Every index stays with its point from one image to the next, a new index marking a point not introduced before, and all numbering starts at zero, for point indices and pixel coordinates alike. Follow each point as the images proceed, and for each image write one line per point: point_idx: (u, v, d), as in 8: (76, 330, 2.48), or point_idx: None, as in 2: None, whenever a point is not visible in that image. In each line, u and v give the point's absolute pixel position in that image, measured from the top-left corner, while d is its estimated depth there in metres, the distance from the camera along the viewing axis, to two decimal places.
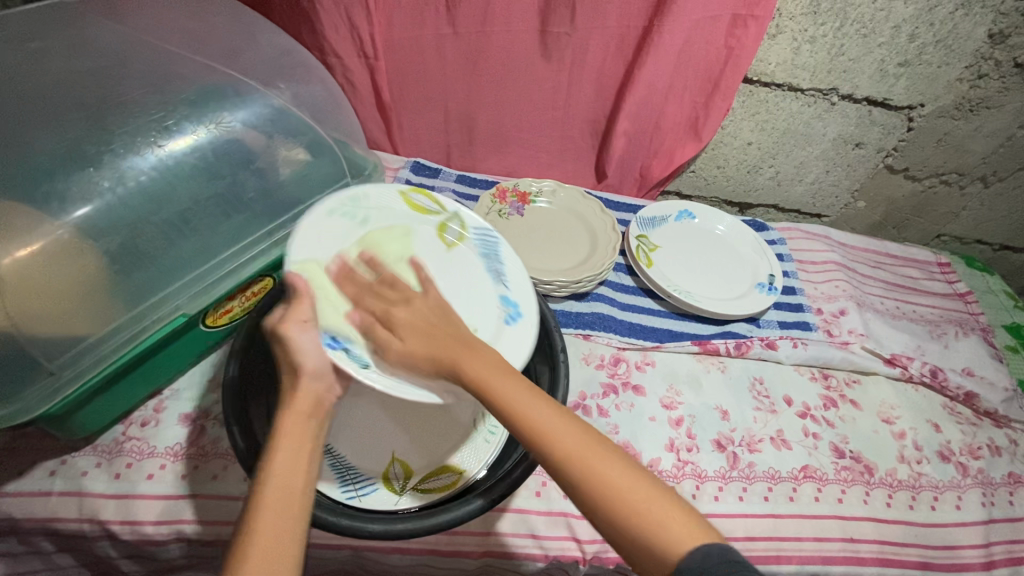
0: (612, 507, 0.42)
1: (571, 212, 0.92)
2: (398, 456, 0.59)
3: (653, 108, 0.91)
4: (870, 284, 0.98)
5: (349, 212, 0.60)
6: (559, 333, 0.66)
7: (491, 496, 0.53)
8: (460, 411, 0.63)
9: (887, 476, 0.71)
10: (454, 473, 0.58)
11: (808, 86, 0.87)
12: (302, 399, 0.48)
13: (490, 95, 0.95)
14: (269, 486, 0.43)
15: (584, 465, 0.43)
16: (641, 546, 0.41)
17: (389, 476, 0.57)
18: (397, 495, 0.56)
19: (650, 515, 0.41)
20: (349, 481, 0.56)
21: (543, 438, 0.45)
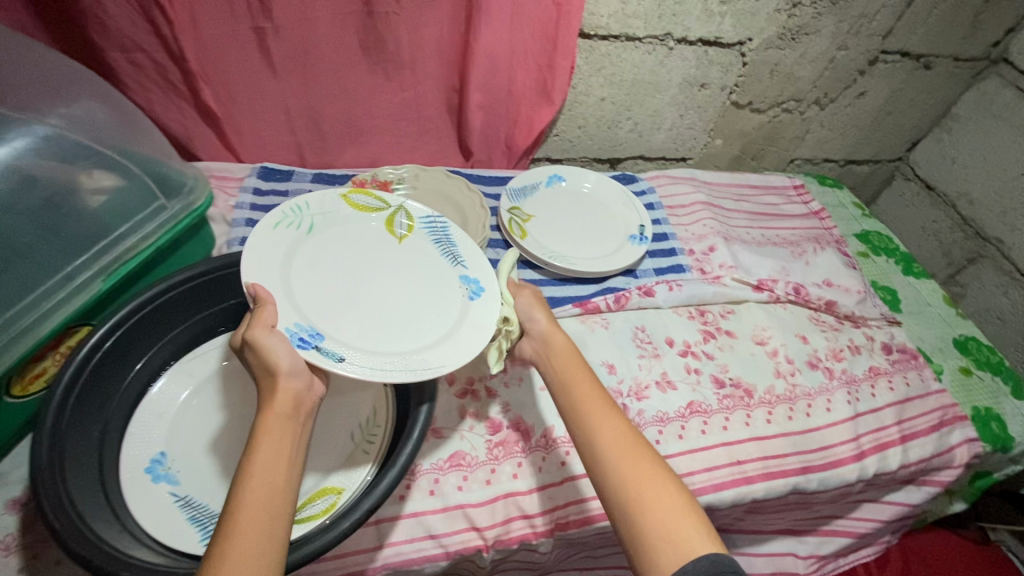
0: (637, 503, 0.49)
1: (436, 193, 0.88)
2: None
3: (500, 76, 0.88)
4: (735, 217, 1.03)
5: (293, 222, 0.61)
6: None
7: (355, 515, 0.48)
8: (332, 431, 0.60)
9: (765, 394, 0.75)
10: (333, 494, 0.55)
11: (644, 34, 0.88)
12: (283, 403, 0.46)
13: (330, 85, 0.89)
14: (251, 498, 0.41)
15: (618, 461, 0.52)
16: (659, 535, 0.48)
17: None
18: None
19: (672, 522, 0.48)
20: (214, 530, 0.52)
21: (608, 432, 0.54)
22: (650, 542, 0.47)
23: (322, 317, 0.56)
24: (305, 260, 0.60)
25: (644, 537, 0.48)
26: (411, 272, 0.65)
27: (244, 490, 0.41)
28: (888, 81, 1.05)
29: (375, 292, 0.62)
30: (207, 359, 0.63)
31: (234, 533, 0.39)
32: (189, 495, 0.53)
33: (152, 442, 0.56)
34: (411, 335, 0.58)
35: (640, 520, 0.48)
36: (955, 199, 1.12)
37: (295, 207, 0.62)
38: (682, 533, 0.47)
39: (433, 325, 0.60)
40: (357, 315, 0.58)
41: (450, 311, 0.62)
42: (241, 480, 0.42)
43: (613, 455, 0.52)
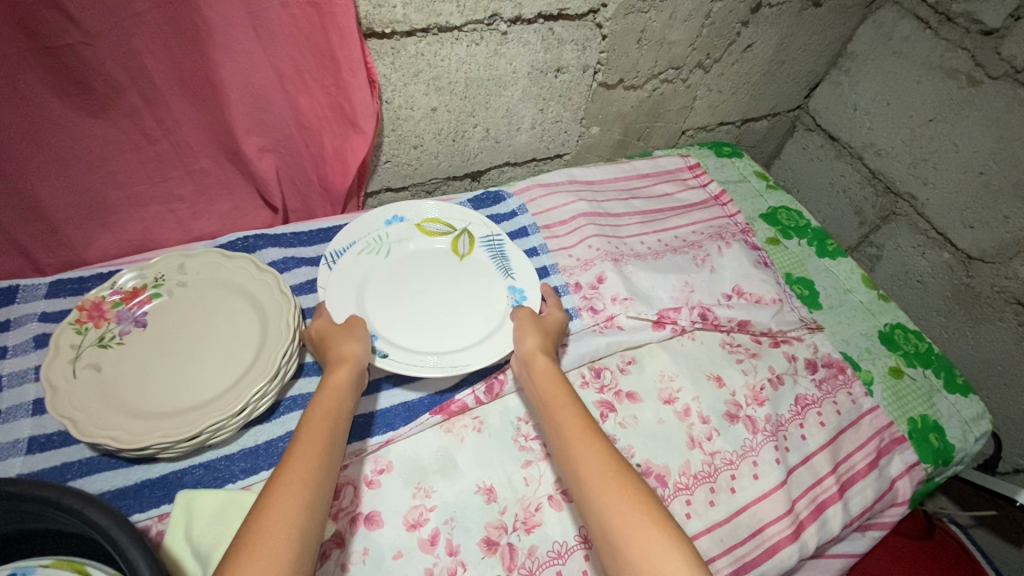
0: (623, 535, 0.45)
1: (219, 286, 0.64)
2: None
3: (273, 109, 0.65)
4: (627, 224, 0.85)
5: (374, 248, 0.70)
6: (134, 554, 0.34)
7: None
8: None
9: (680, 477, 0.61)
10: None
11: (463, 21, 0.65)
12: (337, 380, 0.54)
13: (31, 159, 0.59)
14: (297, 456, 0.46)
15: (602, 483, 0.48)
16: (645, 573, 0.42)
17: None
18: None
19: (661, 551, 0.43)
20: None
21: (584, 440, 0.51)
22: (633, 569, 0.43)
23: (382, 319, 0.65)
24: (377, 278, 0.69)
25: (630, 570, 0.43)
26: (465, 286, 0.70)
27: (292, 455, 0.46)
28: (776, 27, 0.88)
29: (424, 301, 0.68)
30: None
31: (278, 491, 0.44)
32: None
33: None
34: (457, 337, 0.65)
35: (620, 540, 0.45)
36: (861, 151, 1.00)
37: (376, 236, 0.71)
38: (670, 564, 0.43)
39: (477, 326, 0.66)
40: (415, 321, 0.66)
41: (493, 316, 0.67)
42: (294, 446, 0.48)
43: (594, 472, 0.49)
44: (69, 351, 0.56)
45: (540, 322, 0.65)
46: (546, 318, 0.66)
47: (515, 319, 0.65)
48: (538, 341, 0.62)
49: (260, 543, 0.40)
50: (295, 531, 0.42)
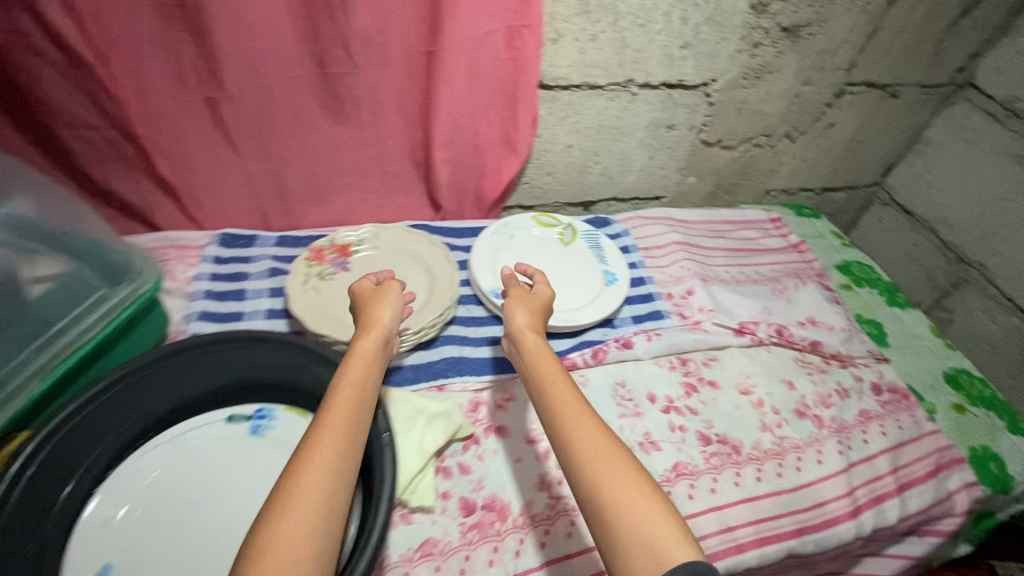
0: (615, 519, 0.44)
1: (402, 254, 0.86)
2: None
3: (464, 132, 0.87)
4: (714, 255, 1.00)
5: (502, 233, 0.93)
6: (382, 411, 0.58)
7: None
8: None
9: (753, 449, 0.72)
10: None
11: (607, 81, 0.87)
12: (365, 348, 0.55)
13: (290, 149, 0.87)
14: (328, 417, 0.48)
15: (598, 467, 0.47)
16: (633, 558, 0.43)
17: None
18: None
19: (655, 533, 0.43)
20: None
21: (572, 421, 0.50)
22: (623, 555, 0.43)
23: (509, 282, 0.85)
24: (505, 253, 0.90)
25: (618, 555, 0.43)
26: (570, 263, 0.90)
27: (319, 422, 0.47)
28: (857, 110, 1.05)
29: (538, 272, 0.88)
30: (157, 455, 0.59)
31: (304, 462, 0.44)
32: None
33: (93, 556, 0.52)
34: (564, 299, 0.84)
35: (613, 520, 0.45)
36: (934, 223, 1.11)
37: (503, 224, 0.94)
38: (661, 540, 0.43)
39: (578, 294, 0.85)
40: (531, 285, 0.86)
41: (591, 289, 0.86)
42: (317, 416, 0.48)
43: (584, 456, 0.48)
44: (303, 278, 0.79)
45: (528, 298, 0.65)
46: (534, 296, 0.65)
47: (608, 296, 0.84)
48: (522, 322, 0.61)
49: (287, 512, 0.41)
50: (331, 500, 0.43)
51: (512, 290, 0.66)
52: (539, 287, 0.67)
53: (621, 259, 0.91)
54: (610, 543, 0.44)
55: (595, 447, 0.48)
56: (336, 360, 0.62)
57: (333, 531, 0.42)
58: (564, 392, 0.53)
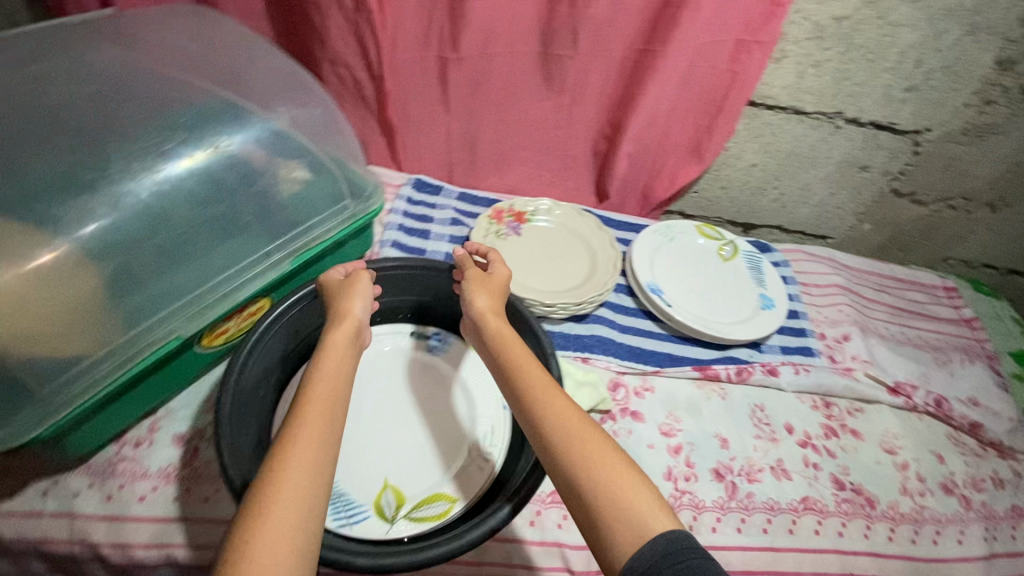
0: (609, 503, 0.47)
1: (570, 230, 0.90)
2: (391, 482, 0.60)
3: (658, 131, 0.90)
4: (875, 308, 0.97)
5: (664, 233, 0.94)
6: (554, 359, 0.63)
7: (462, 540, 0.49)
8: (455, 438, 0.64)
9: (888, 508, 0.70)
10: (447, 501, 0.59)
11: (814, 109, 0.87)
12: (337, 341, 0.55)
13: (489, 115, 0.93)
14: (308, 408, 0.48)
15: (584, 454, 0.49)
16: (619, 538, 0.45)
17: (379, 501, 0.58)
18: (388, 524, 0.56)
19: (639, 509, 0.46)
20: (342, 509, 0.57)
21: (558, 420, 0.51)
22: (610, 539, 0.45)
23: (667, 282, 0.88)
24: (664, 252, 0.92)
25: (603, 540, 0.46)
26: (727, 278, 0.90)
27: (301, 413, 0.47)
28: None
29: (695, 279, 0.89)
30: None
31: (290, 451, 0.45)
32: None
33: None
34: (718, 311, 0.85)
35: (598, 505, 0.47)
36: None
37: (667, 225, 0.95)
38: (638, 514, 0.46)
39: (732, 310, 0.86)
40: (686, 290, 0.87)
41: (746, 309, 0.87)
42: (300, 405, 0.48)
43: (571, 455, 0.49)
44: (483, 232, 0.86)
45: (486, 278, 0.65)
46: (494, 278, 0.66)
47: (764, 319, 0.85)
48: (494, 302, 0.63)
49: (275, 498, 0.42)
50: (313, 495, 0.43)
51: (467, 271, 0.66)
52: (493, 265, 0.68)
53: (780, 286, 0.90)
54: (597, 532, 0.46)
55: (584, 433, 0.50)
56: (513, 303, 0.68)
57: (319, 521, 0.43)
58: (540, 376, 0.55)
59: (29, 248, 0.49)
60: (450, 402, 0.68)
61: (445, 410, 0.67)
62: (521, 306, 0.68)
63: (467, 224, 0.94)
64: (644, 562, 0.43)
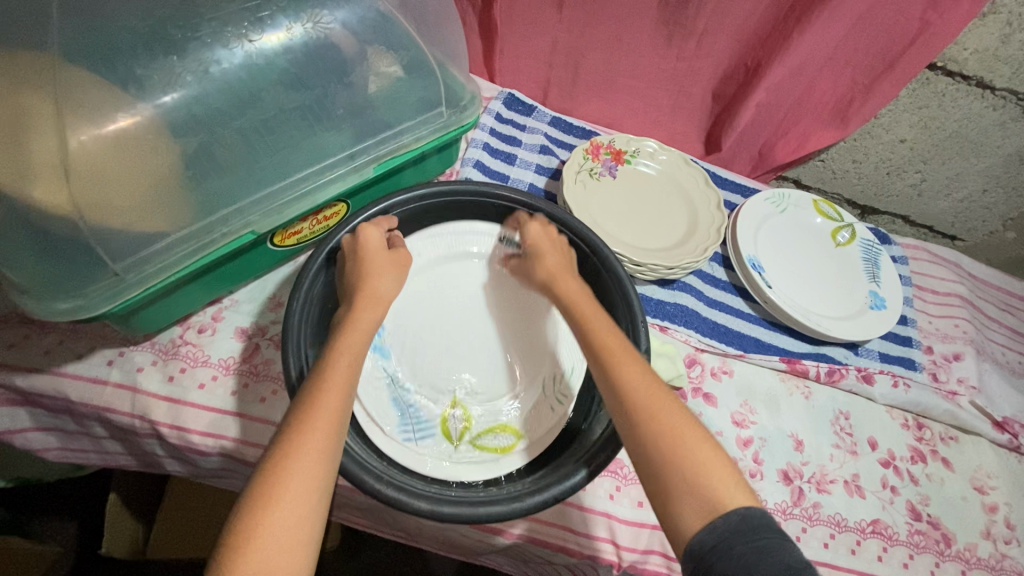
0: (693, 473, 0.43)
1: (672, 181, 0.80)
2: (460, 401, 0.57)
3: (801, 81, 0.76)
4: (995, 330, 0.85)
5: (775, 202, 0.83)
6: (644, 332, 0.56)
7: (520, 504, 0.46)
8: (532, 369, 0.59)
9: (965, 551, 0.64)
10: (512, 436, 0.56)
11: (1003, 85, 0.71)
12: (364, 323, 0.50)
13: (605, 32, 0.79)
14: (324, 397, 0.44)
15: (665, 436, 0.45)
16: (686, 513, 0.43)
17: (446, 419, 0.56)
18: (453, 446, 0.54)
19: (718, 483, 0.43)
20: (407, 423, 0.54)
21: (638, 390, 0.47)
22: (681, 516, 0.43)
23: (769, 258, 0.78)
24: (772, 225, 0.81)
25: (666, 514, 0.44)
26: (836, 266, 0.80)
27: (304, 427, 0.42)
28: None
29: (800, 261, 0.79)
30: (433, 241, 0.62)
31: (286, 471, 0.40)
32: (396, 373, 0.56)
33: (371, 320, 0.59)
34: (819, 302, 0.76)
35: (680, 475, 0.43)
36: None
37: (781, 193, 0.84)
38: (719, 485, 0.43)
39: (836, 304, 0.77)
40: (789, 271, 0.78)
41: (852, 305, 0.77)
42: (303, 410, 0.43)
43: (655, 425, 0.45)
44: (577, 165, 0.77)
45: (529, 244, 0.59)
46: (539, 239, 0.59)
47: (870, 320, 0.75)
48: (550, 264, 0.57)
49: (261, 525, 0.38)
50: (311, 512, 0.40)
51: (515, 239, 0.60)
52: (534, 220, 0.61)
53: (896, 287, 0.80)
54: (661, 505, 0.44)
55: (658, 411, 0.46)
56: (607, 258, 0.59)
57: (320, 524, 0.41)
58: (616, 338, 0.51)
59: (110, 112, 0.45)
60: (531, 326, 0.61)
61: (527, 333, 0.61)
62: (618, 266, 0.59)
63: (558, 154, 0.85)
64: (716, 535, 0.41)
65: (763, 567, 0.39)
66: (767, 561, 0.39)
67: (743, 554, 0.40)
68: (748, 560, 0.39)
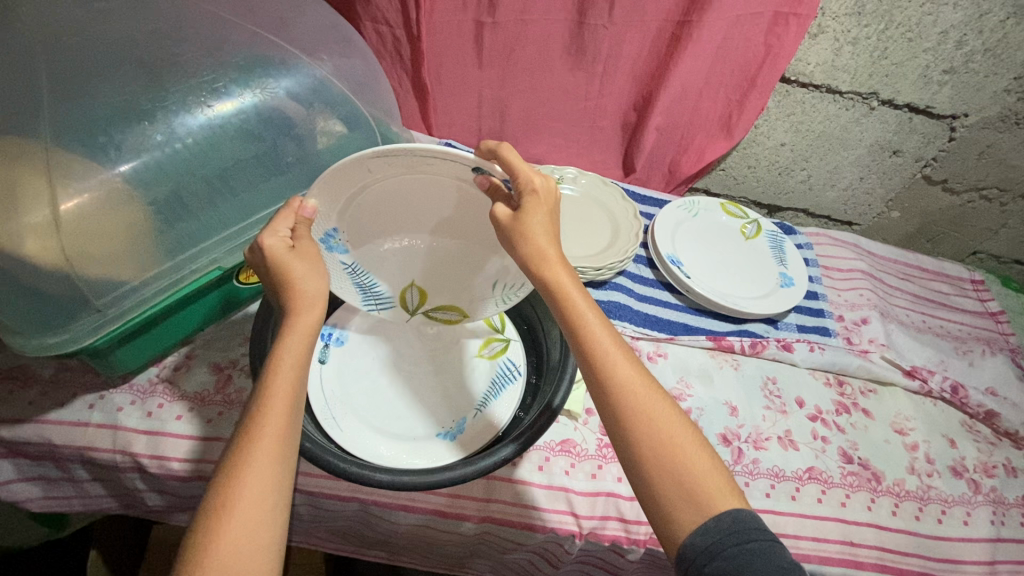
0: (685, 478, 0.46)
1: (594, 199, 0.92)
2: (416, 283, 0.65)
3: (687, 104, 0.90)
4: (897, 296, 0.96)
5: (687, 209, 0.95)
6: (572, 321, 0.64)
7: (470, 469, 0.52)
8: (476, 272, 0.64)
9: (895, 485, 0.71)
10: (459, 314, 0.67)
11: (848, 88, 0.86)
12: (301, 329, 0.50)
13: (520, 82, 0.92)
14: (270, 411, 0.46)
15: (653, 428, 0.47)
16: (677, 507, 0.45)
17: (406, 295, 0.65)
18: (407, 315, 0.67)
19: (708, 486, 0.46)
20: (371, 299, 0.64)
21: (629, 388, 0.48)
22: (672, 505, 0.46)
23: (687, 255, 0.89)
24: (686, 227, 0.93)
25: (662, 513, 0.46)
26: (747, 255, 0.91)
27: (244, 462, 0.43)
28: None
29: (715, 255, 0.90)
30: (384, 160, 0.51)
31: (230, 508, 0.42)
32: (354, 263, 0.61)
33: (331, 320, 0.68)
34: (735, 286, 0.86)
35: (669, 477, 0.46)
36: None
37: (692, 200, 0.95)
38: (709, 487, 0.46)
39: (751, 287, 0.87)
40: (706, 264, 0.88)
41: (765, 286, 0.87)
42: (246, 444, 0.44)
43: (648, 428, 0.47)
44: None
45: (509, 225, 0.50)
46: (523, 220, 0.50)
47: (782, 296, 0.85)
48: (531, 248, 0.50)
49: (205, 568, 0.39)
50: (270, 521, 0.43)
51: (495, 212, 0.51)
52: (523, 201, 0.51)
53: (801, 267, 0.90)
54: (662, 509, 0.46)
55: (655, 413, 0.47)
56: None
57: (280, 529, 0.44)
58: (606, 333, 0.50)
59: (90, 173, 0.52)
60: (482, 248, 0.61)
61: (478, 248, 0.62)
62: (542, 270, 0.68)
63: None
64: (710, 538, 0.44)
65: (752, 566, 0.43)
66: (755, 563, 0.43)
67: (733, 555, 0.43)
68: (739, 562, 0.42)
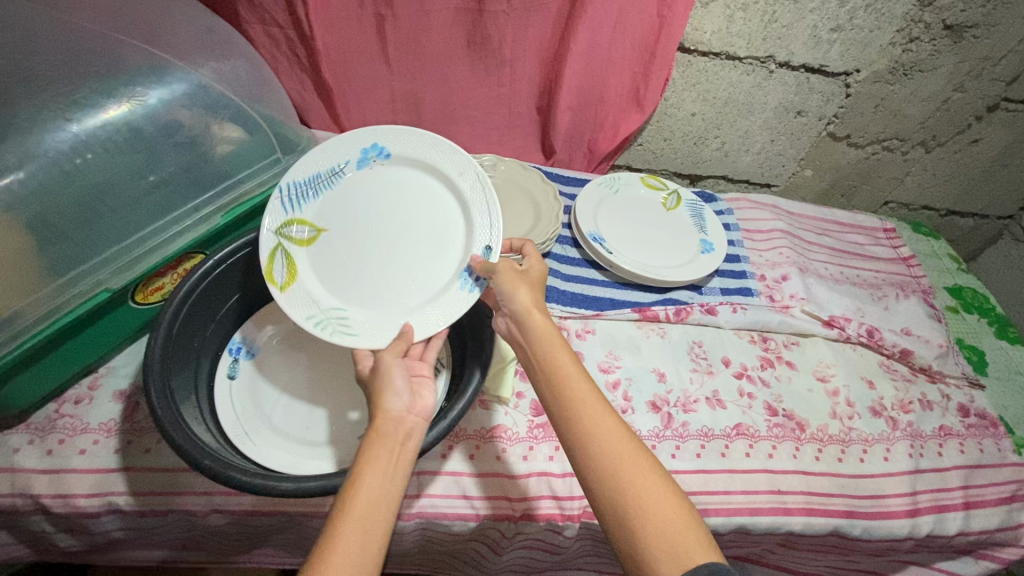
0: (661, 532, 0.42)
1: (513, 185, 0.91)
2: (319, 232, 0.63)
3: (595, 81, 0.90)
4: (815, 250, 0.99)
5: (608, 185, 0.96)
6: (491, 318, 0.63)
7: None
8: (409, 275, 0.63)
9: (818, 431, 0.73)
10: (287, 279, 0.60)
11: (745, 54, 0.88)
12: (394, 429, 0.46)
13: (427, 73, 0.91)
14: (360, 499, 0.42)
15: (627, 478, 0.45)
16: (654, 557, 0.42)
17: (305, 226, 0.63)
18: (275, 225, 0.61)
19: (683, 536, 0.42)
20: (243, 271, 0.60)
21: (607, 438, 0.46)
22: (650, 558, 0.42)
23: (609, 230, 0.90)
24: (608, 204, 0.93)
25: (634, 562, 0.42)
26: (668, 226, 0.93)
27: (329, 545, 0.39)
28: (1006, 130, 1.01)
29: (637, 229, 0.91)
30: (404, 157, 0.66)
31: None
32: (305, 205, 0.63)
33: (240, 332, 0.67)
34: (659, 258, 0.87)
35: (642, 530, 0.43)
36: None
37: (611, 177, 0.96)
38: (685, 541, 0.42)
39: (674, 256, 0.88)
40: (629, 239, 0.89)
41: (687, 254, 0.89)
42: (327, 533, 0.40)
43: (622, 477, 0.45)
44: None
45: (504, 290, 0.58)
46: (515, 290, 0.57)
47: (703, 261, 0.87)
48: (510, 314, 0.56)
49: None
50: None
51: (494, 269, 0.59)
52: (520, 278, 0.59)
53: (721, 232, 0.92)
54: (635, 557, 0.42)
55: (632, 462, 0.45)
56: None
57: None
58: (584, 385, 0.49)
59: None
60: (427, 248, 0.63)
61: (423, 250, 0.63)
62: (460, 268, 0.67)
63: None
64: None
65: None
66: None
67: None
68: None
